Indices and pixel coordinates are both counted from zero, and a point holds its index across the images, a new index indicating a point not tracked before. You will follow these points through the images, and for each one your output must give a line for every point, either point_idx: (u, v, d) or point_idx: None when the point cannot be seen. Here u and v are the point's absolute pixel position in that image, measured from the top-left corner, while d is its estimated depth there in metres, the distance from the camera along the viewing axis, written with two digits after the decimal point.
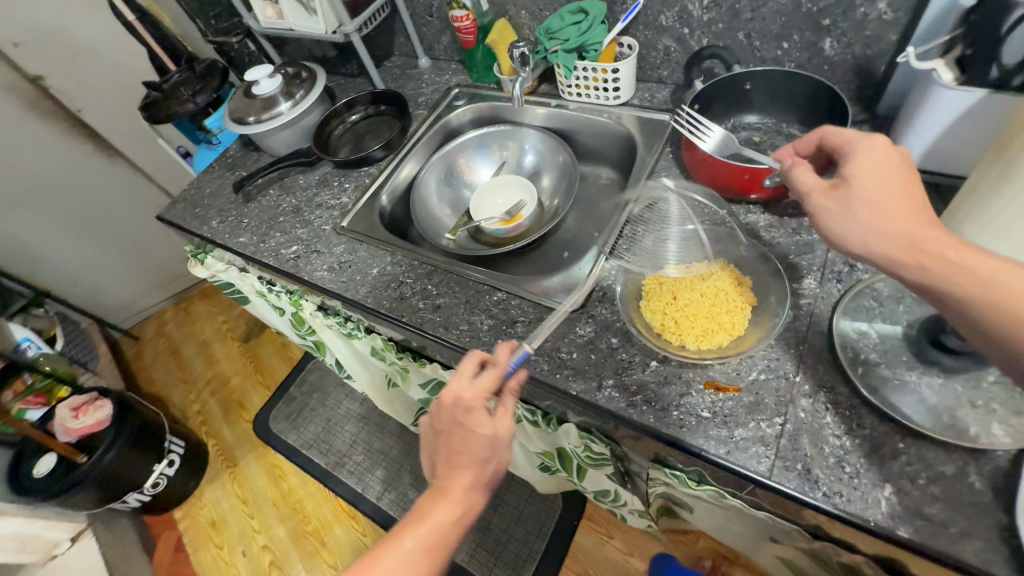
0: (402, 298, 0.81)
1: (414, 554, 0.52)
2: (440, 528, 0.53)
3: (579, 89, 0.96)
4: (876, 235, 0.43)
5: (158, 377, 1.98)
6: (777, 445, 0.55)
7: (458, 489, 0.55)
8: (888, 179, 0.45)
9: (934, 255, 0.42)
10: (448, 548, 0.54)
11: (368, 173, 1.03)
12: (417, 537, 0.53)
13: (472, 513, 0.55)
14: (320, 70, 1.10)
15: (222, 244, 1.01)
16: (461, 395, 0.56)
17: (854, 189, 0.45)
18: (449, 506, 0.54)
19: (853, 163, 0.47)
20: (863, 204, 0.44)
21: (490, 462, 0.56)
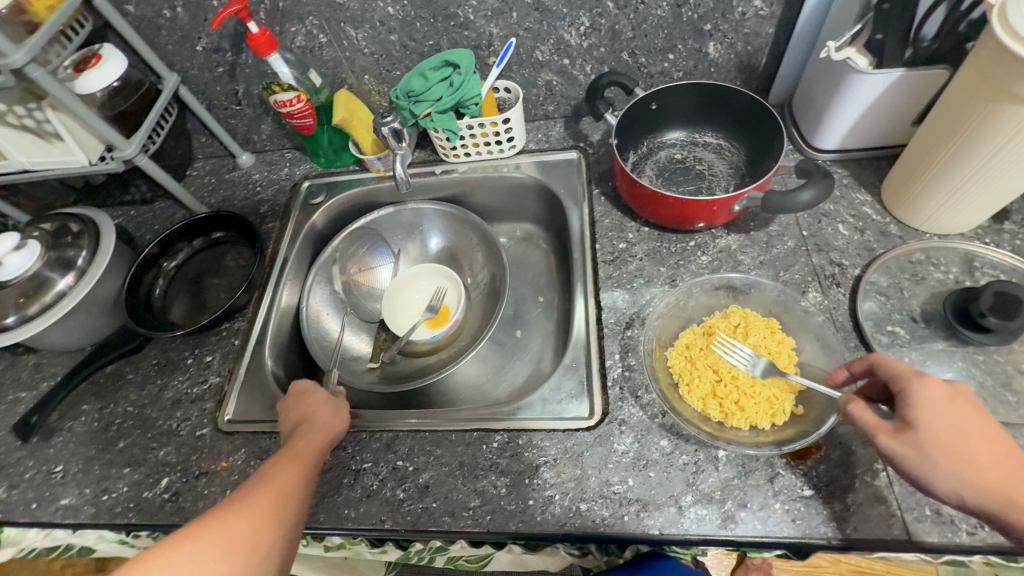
0: (369, 495, 0.58)
1: (277, 473, 0.50)
2: (300, 447, 0.54)
3: (466, 148, 0.81)
4: (965, 488, 0.40)
5: None
6: (895, 497, 0.49)
7: (309, 427, 0.57)
8: (961, 424, 0.41)
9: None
10: (314, 470, 0.53)
11: (232, 330, 0.75)
12: (276, 460, 0.51)
13: (329, 439, 0.57)
14: (100, 215, 0.77)
15: (28, 522, 0.64)
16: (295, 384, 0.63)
17: (933, 441, 0.41)
18: (302, 437, 0.55)
19: (919, 409, 0.42)
20: (944, 455, 0.40)
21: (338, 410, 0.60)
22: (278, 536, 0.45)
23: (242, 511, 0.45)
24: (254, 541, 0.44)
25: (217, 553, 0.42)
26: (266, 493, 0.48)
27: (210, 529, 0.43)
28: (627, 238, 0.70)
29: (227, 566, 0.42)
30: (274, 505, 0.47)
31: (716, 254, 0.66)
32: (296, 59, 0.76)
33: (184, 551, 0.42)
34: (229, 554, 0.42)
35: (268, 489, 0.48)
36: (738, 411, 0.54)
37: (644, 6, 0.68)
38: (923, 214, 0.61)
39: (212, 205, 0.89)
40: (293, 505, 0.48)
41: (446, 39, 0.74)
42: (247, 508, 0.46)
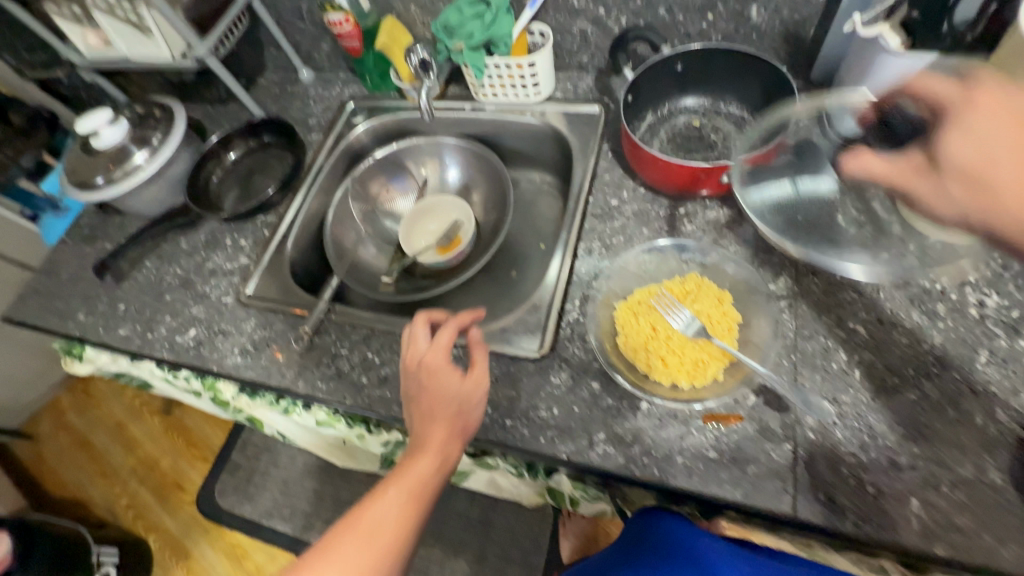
0: (340, 375, 0.68)
1: (395, 503, 0.51)
2: (417, 478, 0.52)
3: (494, 88, 0.85)
4: (965, 209, 0.39)
5: (67, 477, 1.61)
6: (794, 477, 0.50)
7: (438, 442, 0.54)
8: (988, 135, 0.39)
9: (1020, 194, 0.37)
10: (430, 499, 0.53)
11: (266, 222, 0.87)
12: (399, 486, 0.52)
13: (450, 460, 0.55)
14: (177, 104, 0.90)
15: (97, 342, 0.81)
16: (421, 359, 0.58)
17: (948, 167, 0.40)
18: (427, 458, 0.54)
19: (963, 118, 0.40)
20: (964, 188, 0.39)
21: (462, 417, 0.56)
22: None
23: (362, 540, 0.49)
24: None
25: None
26: (382, 528, 0.50)
27: (335, 558, 0.47)
28: (621, 196, 0.72)
29: None
30: (390, 542, 0.49)
31: (702, 225, 0.67)
32: None
33: None
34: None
35: (387, 522, 0.50)
36: (662, 366, 0.57)
37: None
38: None
39: (271, 113, 1.00)
40: (405, 543, 0.50)
41: None
42: (366, 539, 0.49)
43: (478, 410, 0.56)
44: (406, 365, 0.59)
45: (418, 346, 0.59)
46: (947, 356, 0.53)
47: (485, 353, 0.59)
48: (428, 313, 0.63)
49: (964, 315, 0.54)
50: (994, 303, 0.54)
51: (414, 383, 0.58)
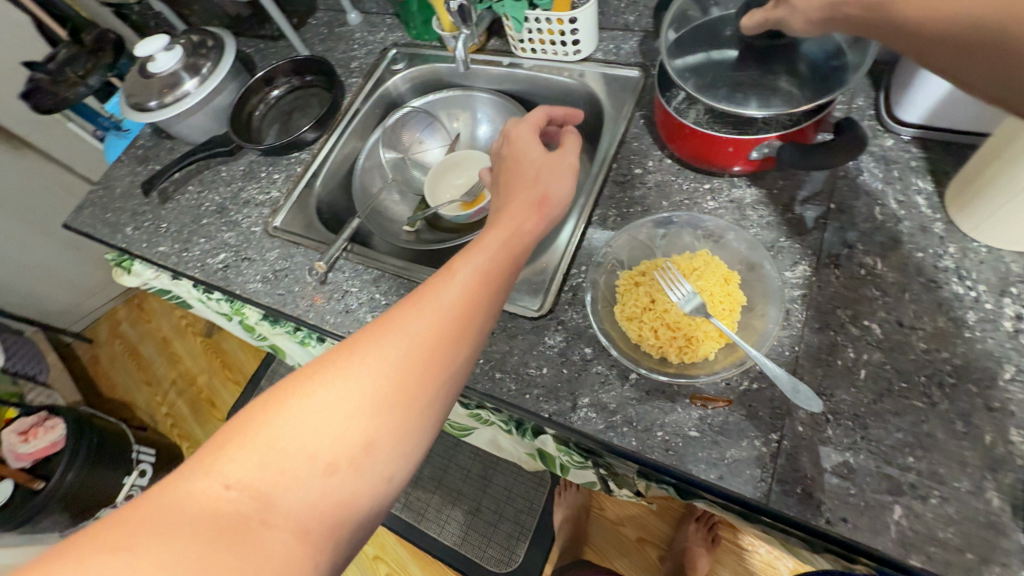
0: (347, 310, 0.71)
1: (463, 281, 0.45)
2: (497, 247, 0.49)
3: (533, 44, 0.82)
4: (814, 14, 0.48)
5: (117, 380, 1.78)
6: (774, 466, 0.49)
7: (515, 213, 0.53)
8: None
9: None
10: (504, 281, 0.48)
11: (299, 160, 0.90)
12: (469, 266, 0.47)
13: (524, 249, 0.51)
14: (228, 36, 0.93)
15: (140, 255, 0.88)
16: (512, 147, 0.60)
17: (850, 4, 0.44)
18: (499, 230, 0.51)
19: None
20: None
21: (546, 202, 0.55)
22: (456, 354, 0.42)
23: (423, 313, 0.42)
24: (427, 365, 0.41)
25: (383, 377, 0.39)
26: (447, 300, 0.44)
27: (395, 330, 0.41)
28: (646, 165, 0.70)
29: (389, 394, 0.39)
30: (458, 313, 0.43)
31: (725, 203, 0.64)
32: None
33: (346, 368, 0.39)
34: (408, 362, 0.40)
35: (461, 287, 0.45)
36: (654, 338, 0.56)
37: None
38: (977, 218, 0.52)
39: (317, 53, 1.01)
40: (475, 319, 0.44)
41: None
42: (430, 312, 0.43)
43: (565, 186, 0.56)
44: (499, 161, 0.61)
45: (521, 149, 0.59)
46: (967, 367, 0.49)
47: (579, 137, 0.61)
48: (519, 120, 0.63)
49: (997, 326, 0.50)
50: None
51: (504, 169, 0.60)
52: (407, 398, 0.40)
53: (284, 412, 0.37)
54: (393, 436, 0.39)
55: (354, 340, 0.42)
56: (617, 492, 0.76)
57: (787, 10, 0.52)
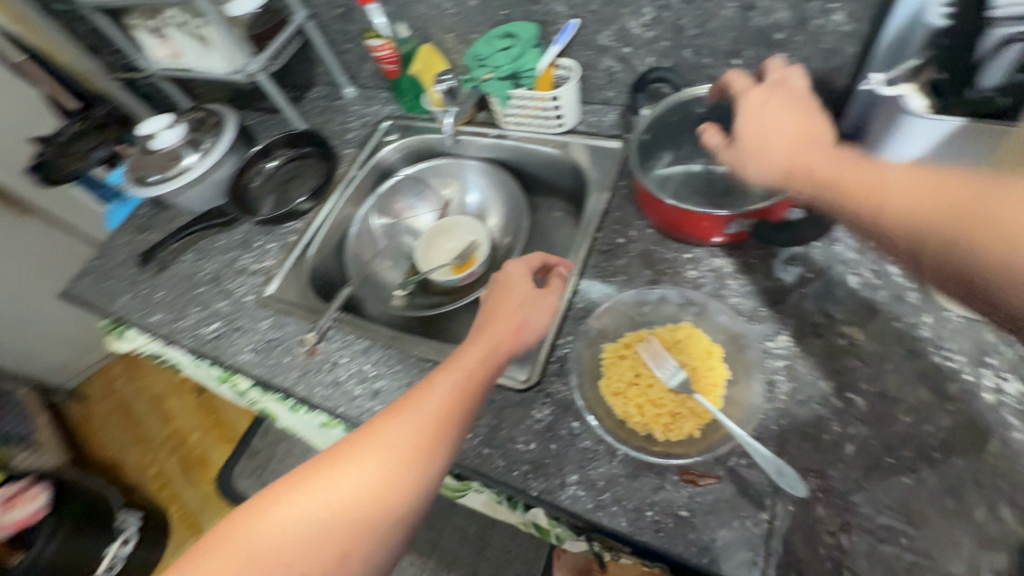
0: (337, 382, 0.71)
1: (440, 393, 0.49)
2: (472, 364, 0.52)
3: (518, 118, 0.86)
4: (768, 171, 0.52)
5: (106, 439, 1.75)
6: (766, 548, 0.48)
7: (494, 332, 0.56)
8: (788, 130, 0.52)
9: (876, 185, 0.44)
10: (480, 392, 0.51)
11: (294, 229, 0.92)
12: (448, 378, 0.51)
13: (502, 358, 0.54)
14: (230, 112, 0.98)
15: (133, 325, 0.89)
16: (506, 271, 0.63)
17: (784, 163, 0.50)
18: (480, 346, 0.54)
19: (757, 118, 0.54)
20: (753, 143, 0.53)
21: (525, 324, 0.58)
22: (428, 468, 0.46)
23: (404, 423, 0.47)
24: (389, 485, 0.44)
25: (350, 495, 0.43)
26: (425, 411, 0.48)
27: (377, 438, 0.46)
28: (628, 235, 0.72)
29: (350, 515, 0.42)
30: (438, 418, 0.48)
31: (706, 272, 0.65)
32: (393, 11, 0.87)
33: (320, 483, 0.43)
34: (384, 471, 0.44)
35: (431, 408, 0.48)
36: (637, 415, 0.57)
37: (711, 5, 0.65)
38: (950, 288, 0.54)
39: (314, 125, 1.06)
40: (451, 430, 0.48)
41: (519, 11, 0.78)
42: (410, 422, 0.47)
43: (543, 319, 0.59)
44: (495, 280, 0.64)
45: (514, 274, 0.62)
46: (952, 441, 0.49)
47: (564, 279, 0.66)
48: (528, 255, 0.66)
49: (979, 398, 0.50)
50: (1013, 390, 0.50)
51: (491, 293, 0.62)
52: (369, 521, 0.43)
53: (268, 520, 0.41)
54: (364, 536, 0.42)
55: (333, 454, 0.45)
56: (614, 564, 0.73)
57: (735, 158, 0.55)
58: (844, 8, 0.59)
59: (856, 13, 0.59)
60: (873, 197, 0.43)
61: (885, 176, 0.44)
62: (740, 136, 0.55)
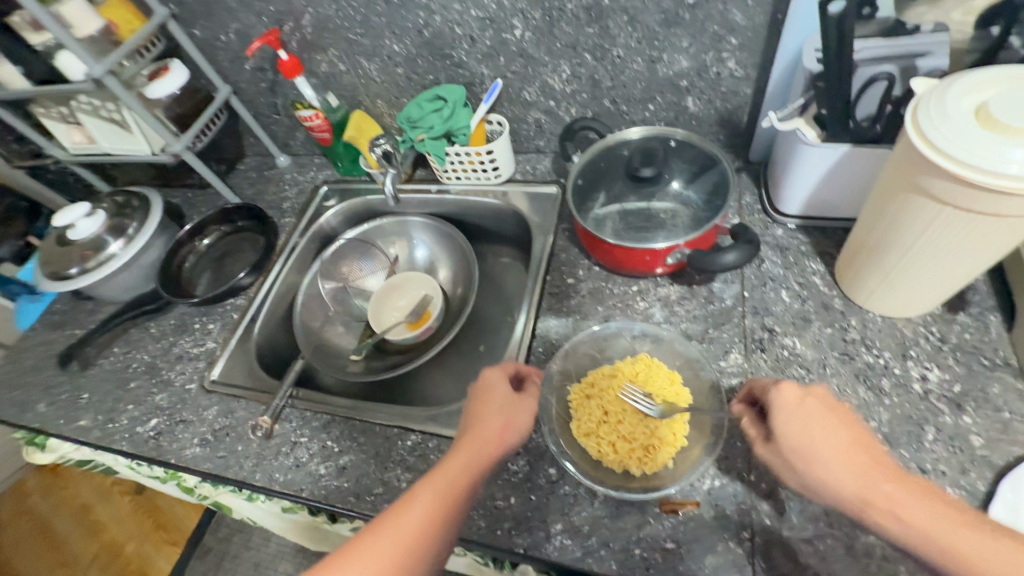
0: (297, 465, 0.67)
1: (419, 509, 0.45)
2: (454, 479, 0.48)
3: (456, 172, 0.89)
4: (816, 478, 0.44)
5: (23, 568, 1.52)
6: (752, 567, 0.49)
7: (474, 441, 0.51)
8: (833, 449, 0.44)
9: (952, 533, 0.38)
10: (462, 505, 0.47)
11: (235, 305, 0.88)
12: (429, 489, 0.47)
13: (487, 464, 0.50)
14: (155, 193, 0.94)
15: (55, 434, 0.80)
16: (488, 377, 0.58)
17: (855, 489, 0.42)
18: (463, 458, 0.50)
19: (799, 423, 0.46)
20: (800, 453, 0.45)
21: (509, 432, 0.53)
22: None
23: (381, 545, 0.43)
24: None
25: None
26: (404, 530, 0.44)
27: (352, 562, 0.42)
28: (577, 274, 0.75)
29: None
30: (414, 546, 0.43)
31: (654, 302, 0.69)
32: (320, 82, 0.88)
33: None
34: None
35: (408, 534, 0.44)
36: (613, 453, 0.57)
37: (621, 60, 0.72)
38: (865, 291, 0.60)
39: (247, 197, 1.04)
40: (425, 560, 0.43)
41: (445, 75, 0.82)
42: (388, 540, 0.43)
43: (525, 425, 0.54)
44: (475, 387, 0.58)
45: (492, 378, 0.57)
46: (894, 433, 0.53)
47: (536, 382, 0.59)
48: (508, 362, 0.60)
49: (909, 389, 0.55)
50: (936, 377, 0.55)
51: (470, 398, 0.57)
52: None
53: None
54: None
55: None
56: None
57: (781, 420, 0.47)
58: (735, 56, 0.67)
59: (745, 60, 0.67)
60: (955, 548, 0.37)
61: (956, 529, 0.38)
62: (778, 419, 0.47)
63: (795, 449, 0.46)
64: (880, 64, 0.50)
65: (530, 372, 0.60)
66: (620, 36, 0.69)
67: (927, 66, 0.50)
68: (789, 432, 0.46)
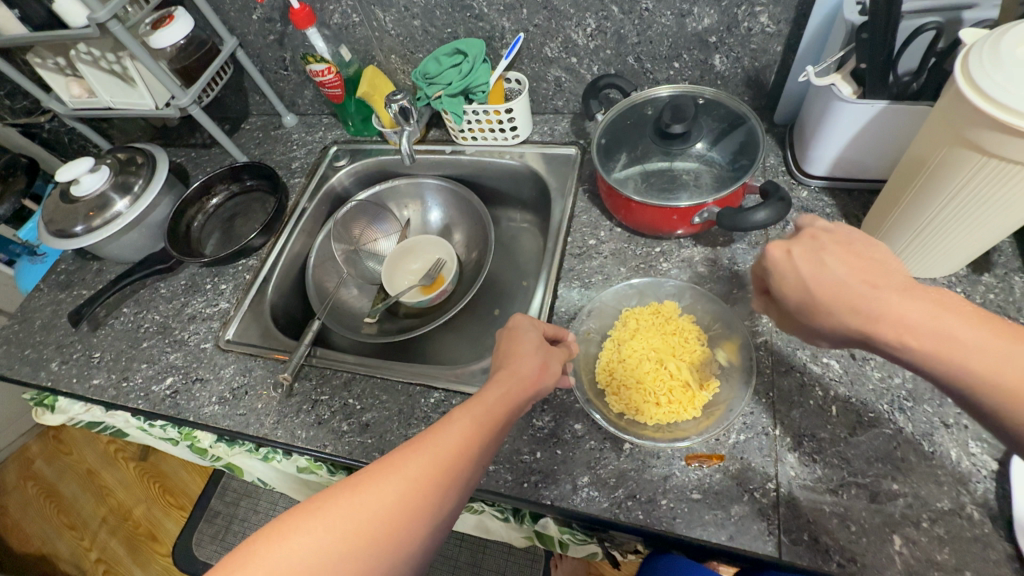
0: (320, 422, 0.67)
1: (459, 428, 0.45)
2: (491, 403, 0.48)
3: (473, 132, 0.87)
4: (843, 326, 0.39)
5: (31, 530, 1.53)
6: (778, 517, 0.50)
7: (512, 374, 0.51)
8: (848, 279, 0.39)
9: (963, 340, 0.35)
10: (497, 433, 0.47)
11: (248, 266, 0.87)
12: (468, 413, 0.47)
13: (524, 397, 0.50)
14: (160, 151, 0.91)
15: (68, 393, 0.79)
16: (524, 320, 0.58)
17: (862, 320, 0.38)
18: (500, 387, 0.50)
19: (800, 275, 0.41)
20: (832, 298, 0.39)
21: (546, 371, 0.53)
22: (438, 506, 0.42)
23: (420, 453, 0.43)
24: (384, 533, 0.40)
25: (342, 542, 0.39)
26: (442, 447, 0.44)
27: (390, 472, 0.42)
28: (598, 236, 0.74)
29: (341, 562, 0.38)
30: (451, 460, 0.43)
31: (677, 264, 0.69)
32: (332, 35, 0.85)
33: (315, 526, 0.39)
34: (391, 510, 0.41)
35: (447, 446, 0.44)
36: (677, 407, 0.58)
37: (649, 13, 0.69)
38: (892, 253, 0.60)
39: (254, 156, 1.01)
40: (461, 474, 0.44)
41: (463, 29, 0.79)
42: (430, 454, 0.43)
43: (557, 371, 0.54)
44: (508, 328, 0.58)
45: (521, 323, 0.57)
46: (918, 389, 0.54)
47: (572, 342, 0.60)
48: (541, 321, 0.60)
49: None
50: None
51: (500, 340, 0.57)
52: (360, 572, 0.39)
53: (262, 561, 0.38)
54: None
55: (338, 494, 0.41)
56: (623, 562, 0.73)
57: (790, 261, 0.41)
58: (768, 11, 0.65)
59: (778, 15, 0.65)
60: (970, 358, 0.35)
61: (964, 331, 0.35)
62: (778, 253, 0.42)
63: (795, 295, 0.42)
64: (924, 15, 0.50)
65: (563, 333, 0.60)
66: None
67: (974, 18, 0.49)
68: (790, 284, 0.42)
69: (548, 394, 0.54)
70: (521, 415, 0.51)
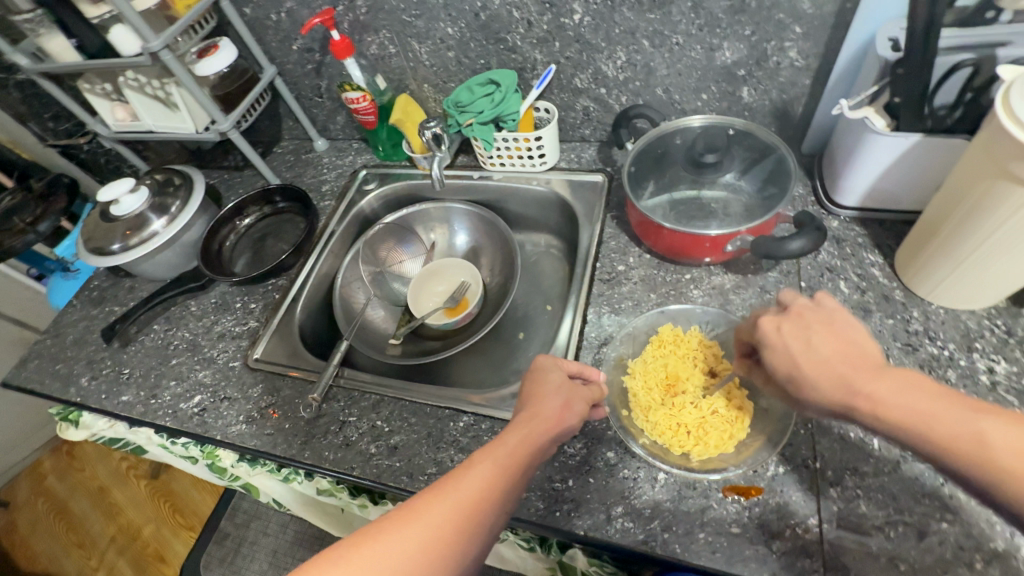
0: (347, 444, 0.67)
1: (481, 475, 0.45)
2: (513, 448, 0.47)
3: (502, 159, 0.89)
4: (826, 395, 0.41)
5: (40, 548, 1.52)
6: (822, 554, 0.48)
7: (533, 419, 0.51)
8: (821, 356, 0.42)
9: (929, 414, 0.37)
10: (520, 478, 0.47)
11: (278, 285, 0.88)
12: (490, 458, 0.46)
13: (545, 440, 0.50)
14: (197, 173, 0.94)
15: (96, 409, 0.80)
16: (554, 360, 0.58)
17: (843, 394, 0.41)
18: (522, 431, 0.49)
19: (788, 350, 0.44)
20: (813, 370, 0.42)
21: (567, 415, 0.53)
22: (460, 556, 0.41)
23: (443, 500, 0.43)
24: None
25: None
26: (465, 494, 0.43)
27: (413, 520, 0.41)
28: (627, 262, 0.75)
29: None
30: (474, 507, 0.43)
31: (707, 291, 0.69)
32: (368, 65, 0.88)
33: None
34: (416, 560, 0.39)
35: (471, 493, 0.44)
36: (735, 432, 0.56)
37: (679, 47, 0.71)
38: (929, 283, 0.59)
39: (285, 179, 1.04)
40: (484, 521, 0.43)
41: (496, 60, 0.82)
42: (452, 500, 0.43)
43: (579, 413, 0.54)
44: (532, 369, 0.58)
45: (544, 364, 0.57)
46: None
47: (599, 380, 0.59)
48: (562, 359, 0.60)
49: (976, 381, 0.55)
50: (1003, 369, 0.55)
51: (522, 382, 0.58)
52: None
53: None
54: None
55: (358, 542, 0.40)
56: None
57: (772, 337, 0.45)
58: (797, 46, 0.67)
59: (808, 50, 0.67)
60: (939, 432, 0.36)
61: (940, 410, 0.37)
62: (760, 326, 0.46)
63: (786, 372, 0.44)
64: (959, 52, 0.51)
65: (595, 373, 0.59)
66: (681, 23, 0.69)
67: (1010, 54, 0.50)
68: (778, 360, 0.44)
69: (568, 438, 0.53)
70: (542, 458, 0.50)
